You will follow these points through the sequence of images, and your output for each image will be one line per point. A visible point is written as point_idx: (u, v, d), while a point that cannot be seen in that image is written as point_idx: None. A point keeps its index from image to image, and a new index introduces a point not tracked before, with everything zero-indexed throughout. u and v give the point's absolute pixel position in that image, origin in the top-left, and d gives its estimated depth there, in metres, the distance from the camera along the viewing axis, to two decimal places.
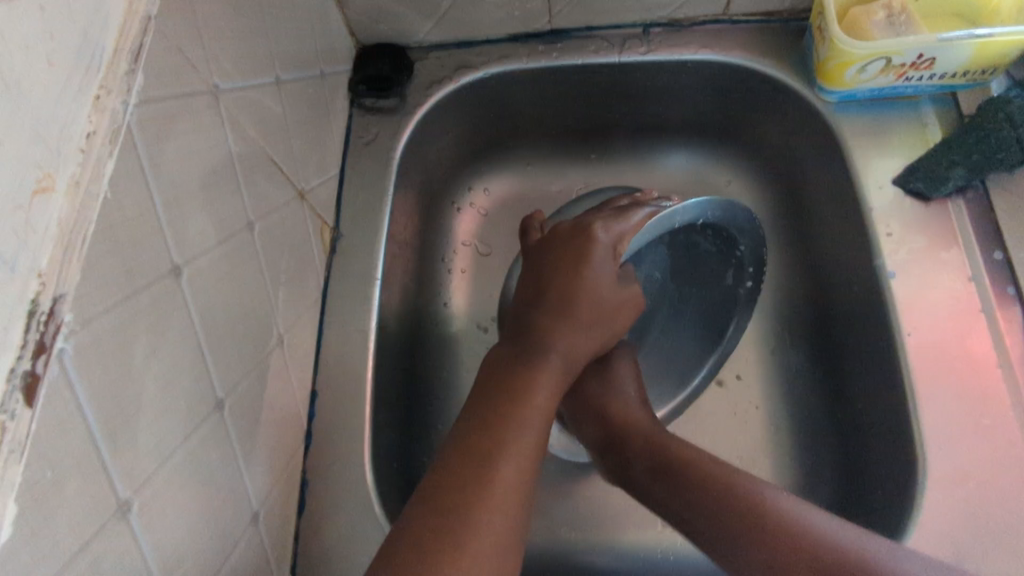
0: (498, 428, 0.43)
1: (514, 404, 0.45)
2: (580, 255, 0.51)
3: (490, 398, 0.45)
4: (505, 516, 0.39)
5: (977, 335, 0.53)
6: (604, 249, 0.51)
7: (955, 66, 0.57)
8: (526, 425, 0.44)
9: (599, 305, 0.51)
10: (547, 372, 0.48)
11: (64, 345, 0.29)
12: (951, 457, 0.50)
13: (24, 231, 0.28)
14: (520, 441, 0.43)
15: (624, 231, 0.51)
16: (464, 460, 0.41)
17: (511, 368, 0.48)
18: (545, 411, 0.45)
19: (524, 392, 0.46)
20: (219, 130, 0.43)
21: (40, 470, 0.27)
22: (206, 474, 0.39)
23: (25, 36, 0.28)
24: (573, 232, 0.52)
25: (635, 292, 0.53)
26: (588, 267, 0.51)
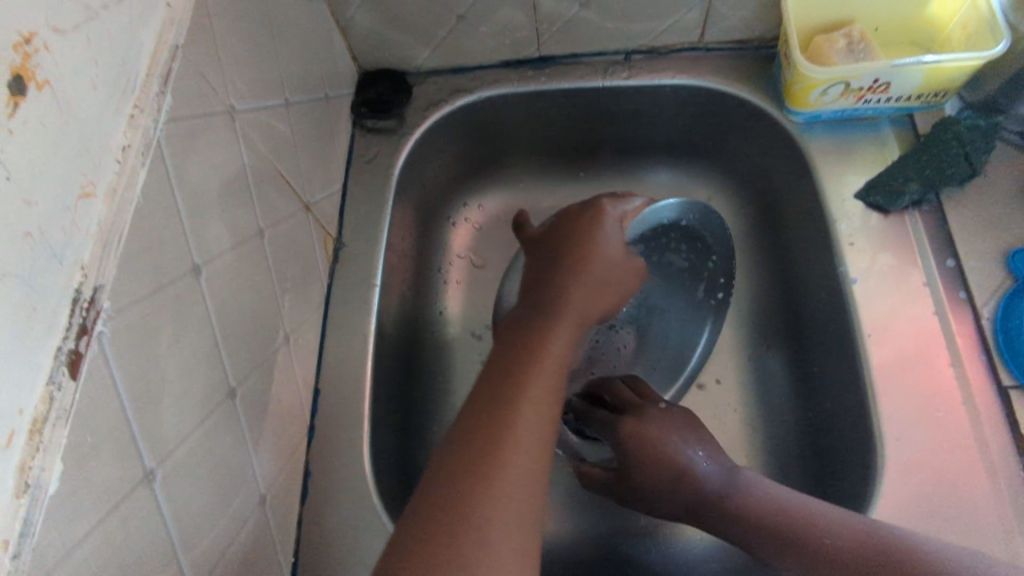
0: (525, 371, 0.46)
1: (535, 352, 0.48)
2: (588, 227, 0.55)
3: (513, 351, 0.48)
4: (537, 439, 0.42)
5: (931, 337, 0.57)
6: (612, 221, 0.56)
7: (909, 89, 0.62)
8: (548, 369, 0.46)
9: (612, 269, 0.55)
10: (566, 326, 0.50)
11: (102, 328, 0.33)
12: (908, 448, 0.54)
13: (70, 227, 0.32)
14: (546, 382, 0.46)
15: (624, 211, 0.57)
16: (493, 403, 0.43)
17: (529, 326, 0.50)
18: (562, 359, 0.48)
19: (544, 342, 0.48)
20: (234, 146, 0.48)
21: (81, 435, 0.31)
22: (220, 455, 0.43)
23: (77, 64, 0.33)
24: (581, 209, 0.57)
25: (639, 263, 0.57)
26: (596, 235, 0.55)
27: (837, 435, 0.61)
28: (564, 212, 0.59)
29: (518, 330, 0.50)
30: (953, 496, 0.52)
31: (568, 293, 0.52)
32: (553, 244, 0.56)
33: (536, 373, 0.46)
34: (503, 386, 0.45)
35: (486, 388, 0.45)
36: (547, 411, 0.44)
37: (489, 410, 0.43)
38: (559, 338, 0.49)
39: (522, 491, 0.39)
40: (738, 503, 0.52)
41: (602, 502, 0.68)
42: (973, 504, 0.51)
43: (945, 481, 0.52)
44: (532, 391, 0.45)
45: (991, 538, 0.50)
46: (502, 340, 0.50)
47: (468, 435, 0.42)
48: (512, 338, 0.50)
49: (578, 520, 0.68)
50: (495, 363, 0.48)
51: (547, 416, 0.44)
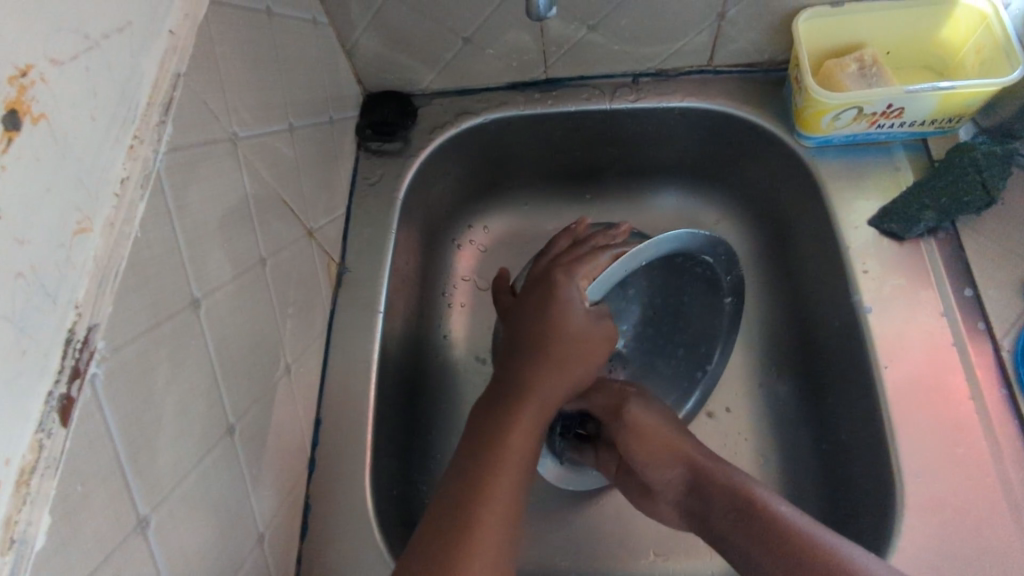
0: (480, 478, 0.48)
1: (491, 455, 0.49)
2: (546, 303, 0.54)
3: (472, 448, 0.50)
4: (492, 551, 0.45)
5: (951, 368, 0.56)
6: (568, 293, 0.53)
7: (923, 114, 0.61)
8: (502, 476, 0.48)
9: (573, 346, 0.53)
10: (525, 420, 0.51)
11: (96, 370, 0.32)
12: (928, 485, 0.52)
13: (65, 265, 0.31)
14: (502, 489, 0.47)
15: (585, 275, 0.54)
16: (455, 510, 0.46)
17: (489, 418, 0.51)
18: (520, 457, 0.49)
19: (501, 442, 0.49)
20: (237, 174, 0.47)
21: (71, 484, 0.30)
22: (217, 495, 0.41)
23: (75, 96, 0.32)
24: (540, 280, 0.56)
25: (607, 328, 0.55)
26: (556, 312, 0.53)
27: (852, 468, 0.60)
28: (533, 276, 0.58)
29: (479, 421, 0.52)
30: (974, 536, 0.50)
31: (528, 383, 0.52)
32: (516, 319, 0.55)
33: (491, 479, 0.48)
34: (461, 491, 0.47)
35: (449, 491, 0.48)
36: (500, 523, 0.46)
37: (443, 525, 0.45)
38: (517, 436, 0.50)
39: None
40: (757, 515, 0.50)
41: (610, 535, 0.66)
42: (996, 545, 0.50)
43: (966, 521, 0.51)
44: (484, 503, 0.46)
45: None
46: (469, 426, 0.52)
47: (434, 542, 0.45)
48: (472, 435, 0.51)
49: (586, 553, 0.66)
50: (460, 457, 0.50)
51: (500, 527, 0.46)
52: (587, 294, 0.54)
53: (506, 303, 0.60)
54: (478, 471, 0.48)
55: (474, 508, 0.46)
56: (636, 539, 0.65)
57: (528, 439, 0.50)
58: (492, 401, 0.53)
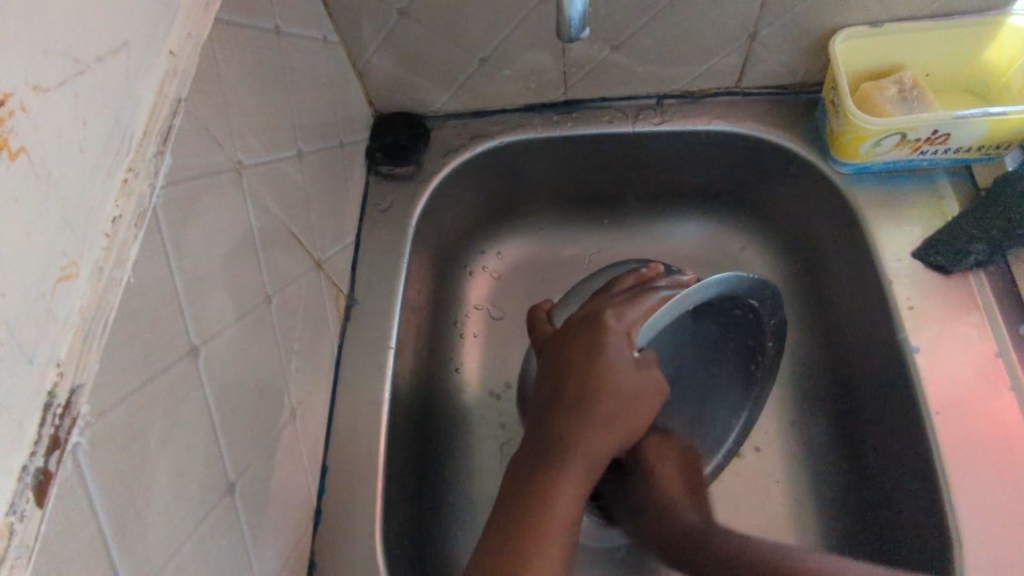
0: (529, 539, 0.43)
1: (542, 505, 0.45)
2: (594, 344, 0.50)
3: (514, 507, 0.46)
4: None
5: (1007, 415, 0.52)
6: (617, 335, 0.50)
7: (970, 141, 0.57)
8: (551, 532, 0.44)
9: (624, 394, 0.49)
10: (576, 465, 0.47)
11: (78, 439, 0.28)
12: (993, 547, 0.47)
13: (46, 319, 0.27)
14: (550, 551, 0.43)
15: (635, 317, 0.51)
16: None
17: (534, 471, 0.47)
18: (570, 513, 0.45)
19: (548, 497, 0.45)
20: (241, 205, 0.43)
21: (47, 574, 0.26)
22: (215, 563, 0.37)
23: (61, 126, 0.28)
24: (587, 319, 0.52)
25: (659, 377, 0.51)
26: (605, 355, 0.49)
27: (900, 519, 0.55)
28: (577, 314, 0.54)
29: (522, 475, 0.47)
30: None
31: (574, 429, 0.48)
32: (559, 358, 0.51)
33: (538, 539, 0.43)
34: (505, 553, 0.43)
35: (491, 553, 0.43)
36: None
37: None
38: (566, 491, 0.46)
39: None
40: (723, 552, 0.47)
41: None
42: None
43: None
44: (534, 566, 0.42)
45: None
46: (509, 478, 0.48)
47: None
48: (518, 486, 0.47)
49: None
50: (501, 516, 0.46)
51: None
52: (636, 339, 0.50)
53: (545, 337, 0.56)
54: (530, 530, 0.44)
55: (528, 569, 0.42)
56: None
57: (577, 495, 0.46)
58: (537, 450, 0.48)
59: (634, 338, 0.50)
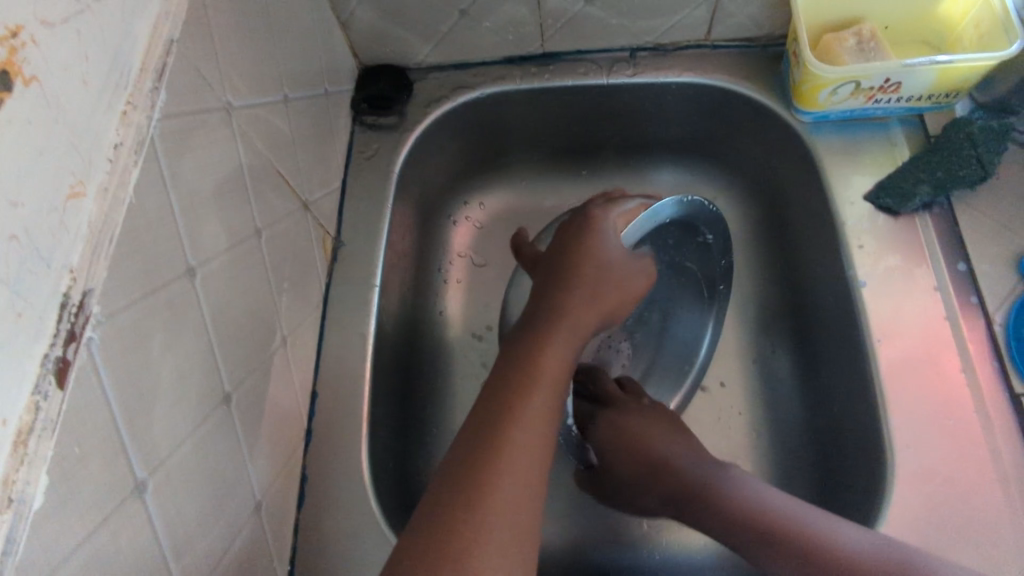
0: (518, 395, 0.44)
1: (533, 370, 0.46)
2: (584, 232, 0.54)
3: (508, 370, 0.46)
4: (526, 465, 0.41)
5: (940, 342, 0.56)
6: (608, 226, 0.54)
7: (920, 89, 0.61)
8: (538, 391, 0.45)
9: (612, 277, 0.53)
10: (564, 339, 0.49)
11: (92, 335, 0.32)
12: (920, 455, 0.53)
13: (59, 230, 0.31)
14: (540, 406, 0.44)
15: (620, 214, 0.55)
16: (479, 436, 0.42)
17: (524, 343, 0.48)
18: (555, 378, 0.46)
19: (537, 361, 0.47)
20: (231, 144, 0.47)
21: (68, 447, 0.30)
22: (214, 462, 0.42)
23: (66, 60, 0.31)
24: (574, 218, 0.55)
25: (643, 267, 0.55)
26: (595, 242, 0.53)
27: (846, 441, 0.60)
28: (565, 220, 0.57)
29: (516, 345, 0.49)
30: (961, 507, 0.51)
31: (565, 308, 0.50)
32: (552, 250, 0.54)
33: (524, 396, 0.44)
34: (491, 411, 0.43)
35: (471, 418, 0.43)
36: (539, 441, 0.42)
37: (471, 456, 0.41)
38: (554, 356, 0.47)
39: (517, 517, 0.39)
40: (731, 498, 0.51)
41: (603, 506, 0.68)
42: (981, 518, 0.50)
43: (955, 493, 0.51)
44: (524, 414, 0.43)
45: (1002, 550, 0.49)
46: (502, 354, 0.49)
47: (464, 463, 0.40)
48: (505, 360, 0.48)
49: (580, 524, 0.67)
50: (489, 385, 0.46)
51: (534, 442, 0.42)
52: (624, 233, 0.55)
53: (531, 254, 0.57)
54: (516, 393, 0.44)
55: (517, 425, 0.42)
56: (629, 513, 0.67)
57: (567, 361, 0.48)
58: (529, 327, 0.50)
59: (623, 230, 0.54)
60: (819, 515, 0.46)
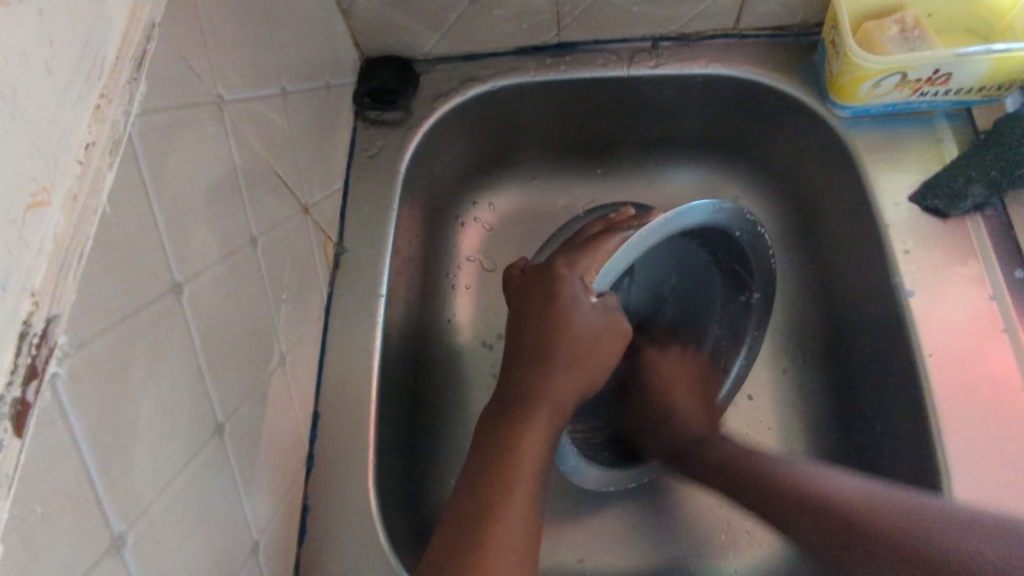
0: (497, 488, 0.44)
1: (502, 463, 0.45)
2: (546, 295, 0.48)
3: (477, 467, 0.45)
4: (513, 562, 0.42)
5: (999, 359, 0.52)
6: (573, 284, 0.47)
7: (971, 81, 0.56)
8: (511, 497, 0.44)
9: (579, 342, 0.48)
10: (536, 422, 0.47)
11: (57, 369, 0.27)
12: (981, 480, 0.48)
13: (16, 246, 0.26)
14: (515, 517, 0.43)
15: (589, 266, 0.47)
16: (461, 539, 0.42)
17: (494, 430, 0.47)
18: (531, 471, 0.45)
19: (511, 448, 0.46)
20: (224, 142, 0.42)
21: (29, 506, 0.25)
22: (205, 502, 0.37)
23: (24, 44, 0.26)
24: (539, 274, 0.50)
25: (619, 319, 0.50)
26: (557, 308, 0.48)
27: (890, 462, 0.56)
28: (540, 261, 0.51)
29: (486, 431, 0.48)
30: None
31: (538, 382, 0.48)
32: (518, 315, 0.50)
33: (498, 505, 0.43)
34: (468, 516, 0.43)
35: (456, 511, 0.44)
36: (518, 540, 0.42)
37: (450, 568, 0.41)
38: (527, 443, 0.46)
39: None
40: (803, 496, 0.49)
41: (625, 528, 0.63)
42: None
43: None
44: (505, 511, 0.43)
45: None
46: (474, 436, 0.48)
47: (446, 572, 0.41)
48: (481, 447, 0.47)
49: (601, 549, 0.62)
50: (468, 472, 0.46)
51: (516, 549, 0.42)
52: (593, 286, 0.47)
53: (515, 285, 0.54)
54: (488, 492, 0.44)
55: (494, 522, 0.42)
56: (653, 535, 0.63)
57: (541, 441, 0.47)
58: (502, 401, 0.49)
59: (590, 287, 0.47)
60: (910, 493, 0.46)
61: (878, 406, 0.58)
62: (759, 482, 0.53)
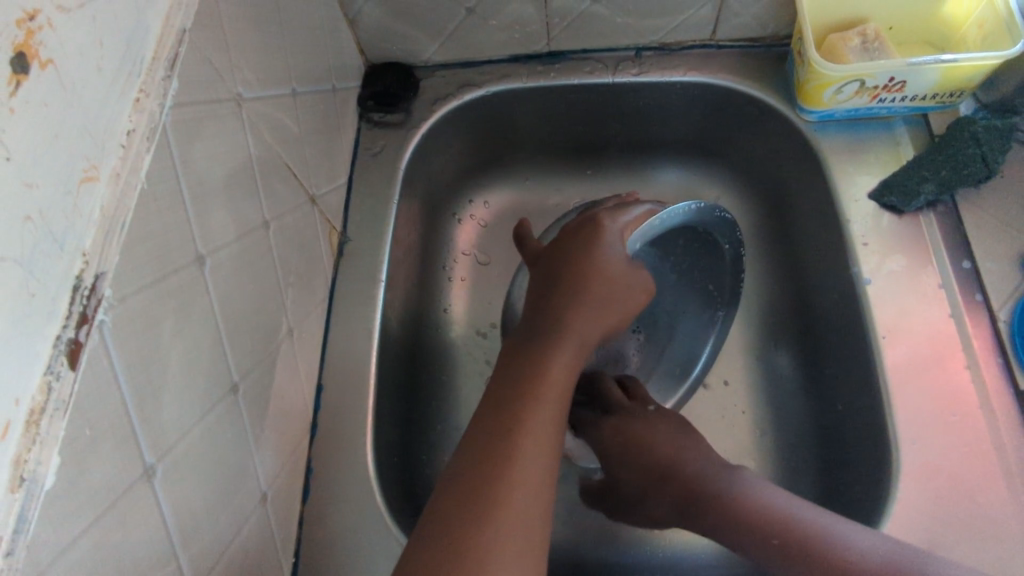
0: (529, 394, 0.47)
1: (538, 377, 0.48)
2: (589, 243, 0.54)
3: (511, 381, 0.48)
4: (545, 460, 0.43)
5: (946, 342, 0.56)
6: (613, 234, 0.54)
7: (924, 89, 0.61)
8: (549, 399, 0.47)
9: (612, 289, 0.53)
10: (568, 348, 0.51)
11: (103, 317, 0.32)
12: (926, 451, 0.53)
13: (72, 212, 0.31)
14: (546, 423, 0.45)
15: (628, 222, 0.54)
16: (503, 425, 0.44)
17: (534, 349, 0.50)
18: (563, 383, 0.48)
19: (549, 364, 0.49)
20: (241, 135, 0.47)
21: (80, 428, 0.30)
22: (221, 450, 0.42)
23: (81, 45, 0.32)
24: (581, 226, 0.55)
25: (642, 279, 0.55)
26: (599, 254, 0.53)
27: (849, 438, 0.60)
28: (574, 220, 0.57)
29: (519, 351, 0.51)
30: (968, 503, 0.51)
31: (570, 316, 0.52)
32: (554, 261, 0.55)
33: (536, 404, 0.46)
34: (510, 412, 0.45)
35: (487, 418, 0.45)
36: (549, 445, 0.44)
37: (481, 461, 0.42)
38: (561, 364, 0.49)
39: (531, 518, 0.40)
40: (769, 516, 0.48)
41: None
42: (987, 514, 0.50)
43: (959, 489, 0.51)
44: (539, 418, 0.45)
45: (1010, 546, 0.49)
46: (504, 359, 0.51)
47: (480, 455, 0.43)
48: (517, 366, 0.49)
49: (585, 521, 0.67)
50: (507, 369, 0.50)
51: (548, 450, 0.44)
52: (629, 242, 0.54)
53: (534, 249, 0.59)
54: (526, 400, 0.46)
55: (529, 424, 0.44)
56: None
57: (572, 367, 0.50)
58: (534, 333, 0.52)
59: (628, 241, 0.54)
60: (816, 512, 0.47)
61: (839, 389, 0.63)
62: (726, 512, 0.50)
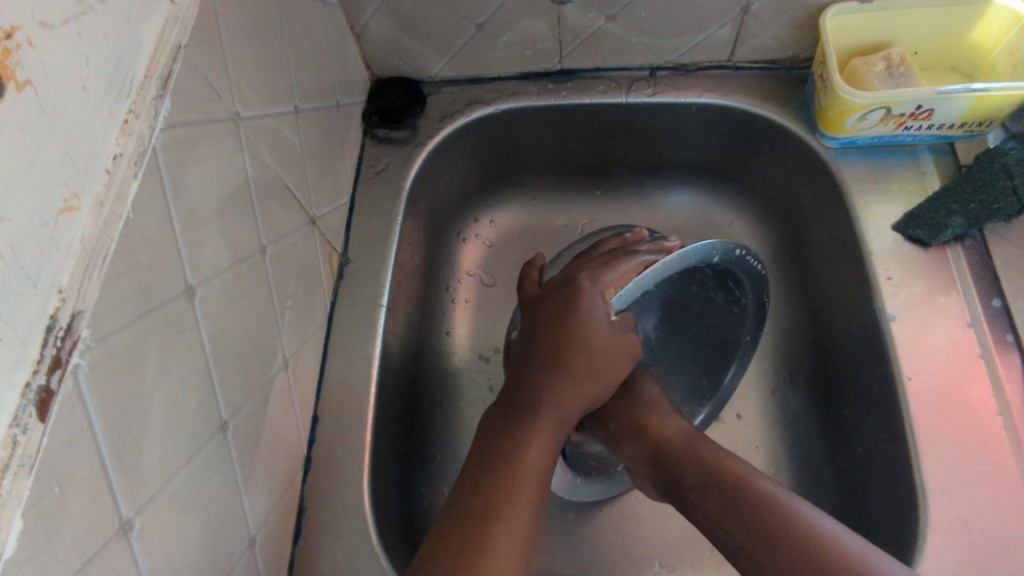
0: (500, 479, 0.45)
1: (511, 461, 0.46)
2: (569, 304, 0.50)
3: (481, 465, 0.46)
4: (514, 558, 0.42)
5: (975, 383, 0.54)
6: (592, 298, 0.49)
7: (952, 118, 0.58)
8: (521, 487, 0.45)
9: (595, 356, 0.49)
10: (546, 426, 0.48)
11: (79, 361, 0.29)
12: (955, 502, 0.50)
13: (48, 246, 0.28)
14: (516, 520, 0.43)
15: (610, 280, 0.49)
16: (474, 516, 0.43)
17: (507, 425, 0.48)
18: (538, 465, 0.46)
19: (524, 442, 0.47)
20: (238, 156, 0.44)
21: (47, 485, 0.27)
22: (206, 494, 0.39)
23: (64, 65, 0.29)
24: (562, 283, 0.51)
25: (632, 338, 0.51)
26: (578, 318, 0.49)
27: (870, 481, 0.57)
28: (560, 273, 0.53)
29: (495, 425, 0.49)
30: (1001, 559, 0.48)
31: (549, 387, 0.49)
32: (534, 321, 0.52)
33: (509, 495, 0.44)
34: (479, 504, 0.43)
35: (457, 508, 0.44)
36: (519, 543, 0.42)
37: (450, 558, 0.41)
38: (536, 444, 0.47)
39: None
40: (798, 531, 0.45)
41: (614, 541, 0.65)
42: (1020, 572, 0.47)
43: (991, 543, 0.48)
44: (509, 512, 0.43)
45: None
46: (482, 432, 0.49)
47: (451, 552, 0.41)
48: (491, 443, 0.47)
49: (589, 561, 0.64)
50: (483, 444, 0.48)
51: (518, 544, 0.42)
52: (612, 302, 0.49)
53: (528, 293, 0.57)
54: (497, 489, 0.44)
55: (497, 519, 0.43)
56: (639, 550, 0.64)
57: (549, 447, 0.47)
58: (510, 406, 0.49)
59: (610, 303, 0.49)
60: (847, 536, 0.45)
61: (859, 428, 0.60)
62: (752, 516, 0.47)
